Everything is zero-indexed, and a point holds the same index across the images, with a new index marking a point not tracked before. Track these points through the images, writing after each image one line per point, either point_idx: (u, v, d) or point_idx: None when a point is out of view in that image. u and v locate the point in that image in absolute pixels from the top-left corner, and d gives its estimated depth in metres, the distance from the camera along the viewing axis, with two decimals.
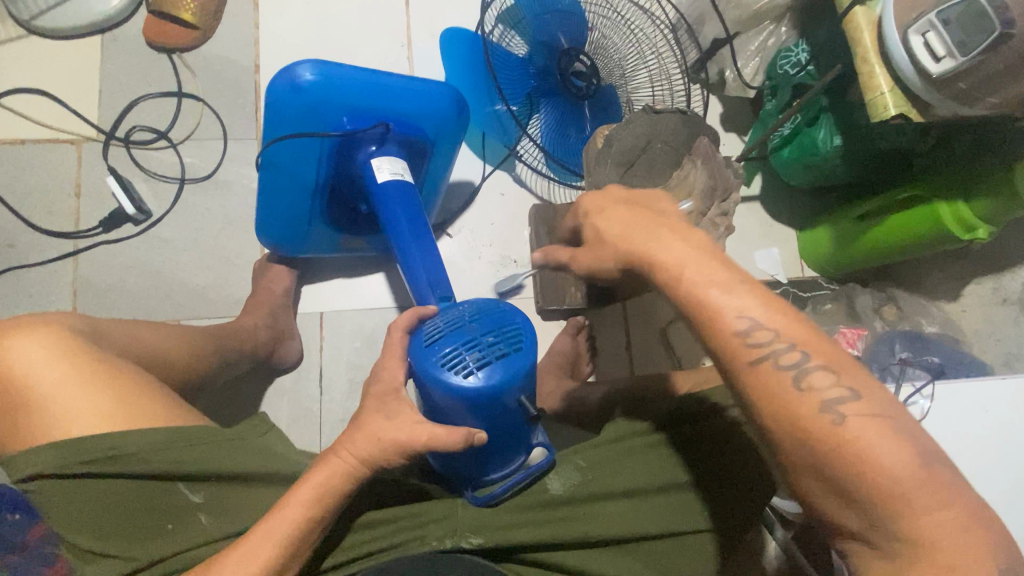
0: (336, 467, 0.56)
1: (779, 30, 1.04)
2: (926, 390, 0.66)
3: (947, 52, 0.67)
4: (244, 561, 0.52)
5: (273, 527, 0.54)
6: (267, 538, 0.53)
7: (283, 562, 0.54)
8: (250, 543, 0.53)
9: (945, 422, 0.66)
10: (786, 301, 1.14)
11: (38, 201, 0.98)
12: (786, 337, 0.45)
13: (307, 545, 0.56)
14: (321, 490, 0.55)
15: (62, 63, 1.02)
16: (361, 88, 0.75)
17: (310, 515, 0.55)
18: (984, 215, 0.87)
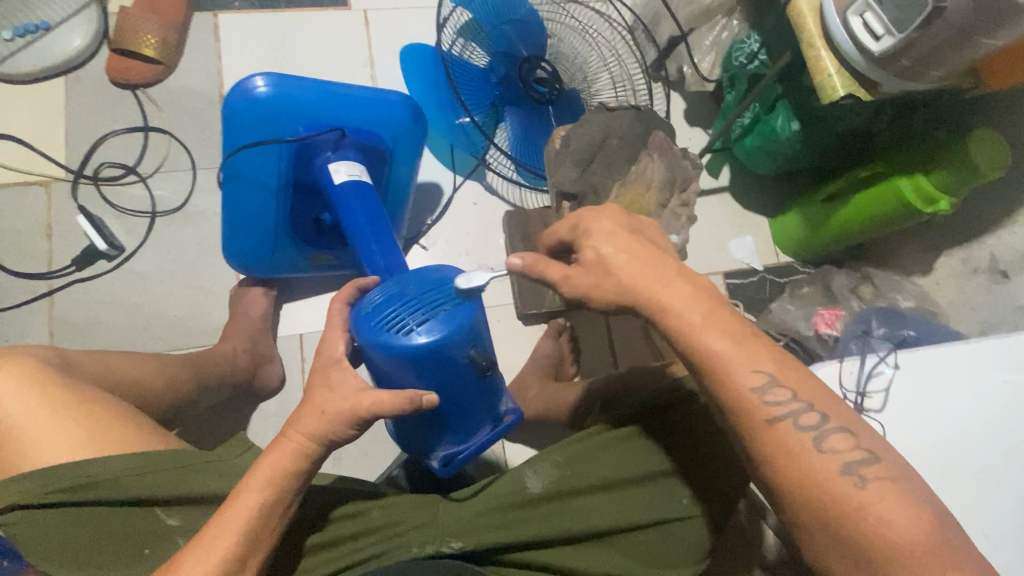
0: (288, 453, 0.55)
1: (731, 23, 1.05)
2: (891, 358, 0.67)
3: (886, 30, 0.69)
4: (199, 558, 0.51)
5: (227, 520, 0.52)
6: (226, 527, 0.52)
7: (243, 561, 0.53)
8: (204, 545, 0.52)
9: (914, 389, 0.66)
10: (763, 288, 1.17)
11: (10, 245, 0.98)
12: (801, 396, 0.49)
13: (269, 534, 0.54)
14: (278, 477, 0.55)
15: (27, 106, 1.03)
16: (313, 94, 0.77)
17: (267, 498, 0.54)
18: (944, 188, 0.88)
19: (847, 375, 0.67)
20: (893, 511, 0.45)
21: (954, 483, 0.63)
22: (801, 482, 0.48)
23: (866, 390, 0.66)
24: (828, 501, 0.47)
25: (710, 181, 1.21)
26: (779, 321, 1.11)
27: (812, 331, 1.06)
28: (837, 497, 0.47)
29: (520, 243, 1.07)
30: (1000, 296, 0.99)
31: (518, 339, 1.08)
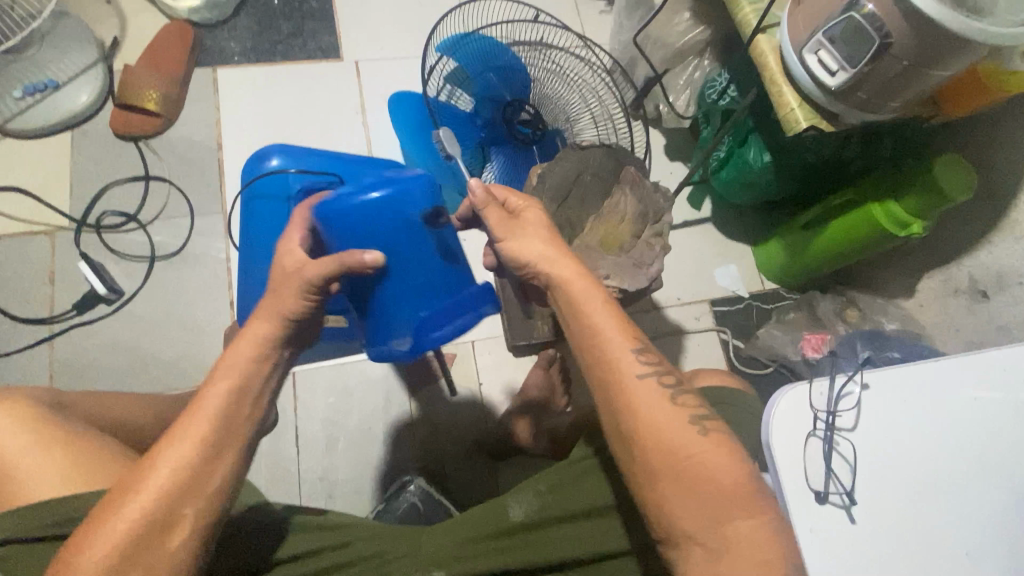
0: (219, 397, 0.54)
1: (703, 63, 1.11)
2: (859, 377, 0.68)
3: (839, 67, 0.73)
4: (177, 447, 0.51)
5: (196, 415, 0.53)
6: (197, 422, 0.52)
7: (178, 513, 0.51)
8: (132, 496, 0.50)
9: (885, 408, 0.67)
10: (750, 314, 1.18)
11: (14, 292, 1.01)
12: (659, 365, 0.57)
13: (243, 424, 0.54)
14: (214, 424, 0.53)
15: (34, 159, 1.08)
16: (326, 162, 0.94)
17: (233, 386, 0.54)
18: (916, 212, 0.91)
19: (818, 396, 0.67)
20: (722, 463, 0.53)
21: (927, 501, 0.64)
22: (655, 443, 0.54)
23: (837, 410, 0.66)
24: (675, 455, 0.53)
25: (693, 212, 1.24)
26: (766, 346, 1.14)
27: (800, 355, 1.11)
28: (678, 452, 0.53)
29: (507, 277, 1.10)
30: (980, 316, 1.00)
31: (508, 371, 1.10)
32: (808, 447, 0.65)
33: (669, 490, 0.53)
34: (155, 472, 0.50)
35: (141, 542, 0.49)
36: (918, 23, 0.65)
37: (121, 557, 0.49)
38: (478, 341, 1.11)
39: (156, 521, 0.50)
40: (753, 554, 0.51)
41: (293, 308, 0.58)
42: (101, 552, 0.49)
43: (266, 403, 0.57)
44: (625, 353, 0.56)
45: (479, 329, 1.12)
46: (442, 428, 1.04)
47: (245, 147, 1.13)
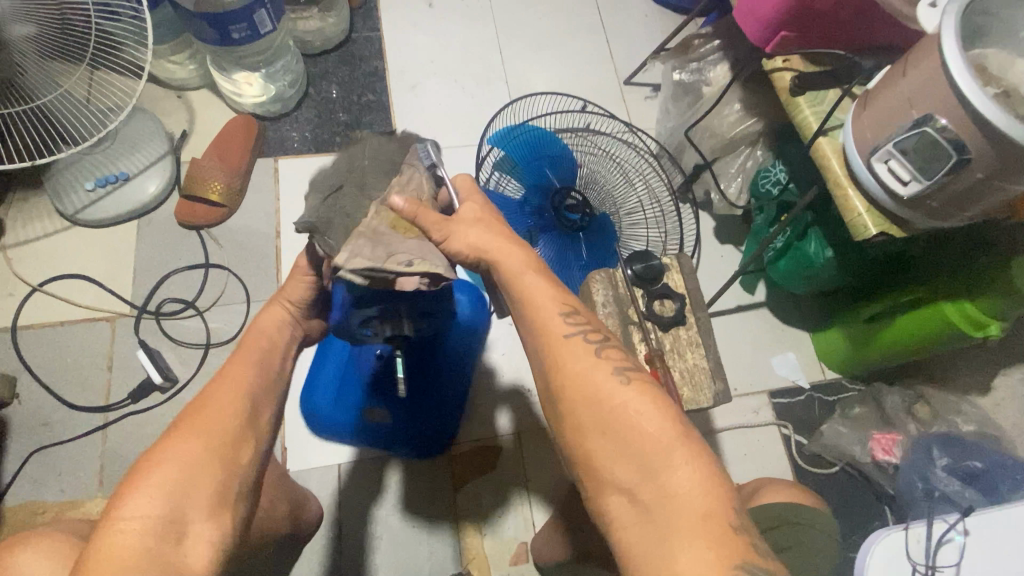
0: (254, 349, 0.67)
1: (755, 153, 1.11)
2: (960, 525, 0.72)
3: (912, 177, 0.71)
4: (231, 381, 0.62)
5: (241, 359, 0.65)
6: (243, 364, 0.64)
7: (240, 434, 0.58)
8: (200, 419, 0.57)
9: (986, 557, 0.71)
10: (812, 407, 1.12)
11: (73, 379, 1.03)
12: (589, 323, 0.59)
13: (275, 374, 0.66)
14: (253, 365, 0.65)
15: (101, 246, 1.12)
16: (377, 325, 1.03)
17: (269, 342, 0.68)
18: (992, 312, 0.86)
19: (915, 544, 0.72)
20: (648, 408, 0.53)
21: None
22: (589, 396, 0.54)
23: (936, 563, 0.71)
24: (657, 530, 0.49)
25: (746, 297, 1.21)
26: (832, 445, 1.07)
27: (870, 458, 1.04)
28: (611, 403, 0.54)
29: None
30: None
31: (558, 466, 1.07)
32: None
33: (593, 434, 0.53)
34: (213, 397, 0.59)
35: (206, 455, 0.55)
36: (1000, 141, 0.63)
37: (194, 470, 0.54)
38: (526, 432, 1.08)
39: (223, 440, 0.57)
40: (690, 503, 0.49)
41: (297, 296, 0.73)
42: (172, 466, 0.53)
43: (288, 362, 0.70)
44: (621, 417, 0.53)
45: (527, 419, 1.09)
46: (488, 528, 1.01)
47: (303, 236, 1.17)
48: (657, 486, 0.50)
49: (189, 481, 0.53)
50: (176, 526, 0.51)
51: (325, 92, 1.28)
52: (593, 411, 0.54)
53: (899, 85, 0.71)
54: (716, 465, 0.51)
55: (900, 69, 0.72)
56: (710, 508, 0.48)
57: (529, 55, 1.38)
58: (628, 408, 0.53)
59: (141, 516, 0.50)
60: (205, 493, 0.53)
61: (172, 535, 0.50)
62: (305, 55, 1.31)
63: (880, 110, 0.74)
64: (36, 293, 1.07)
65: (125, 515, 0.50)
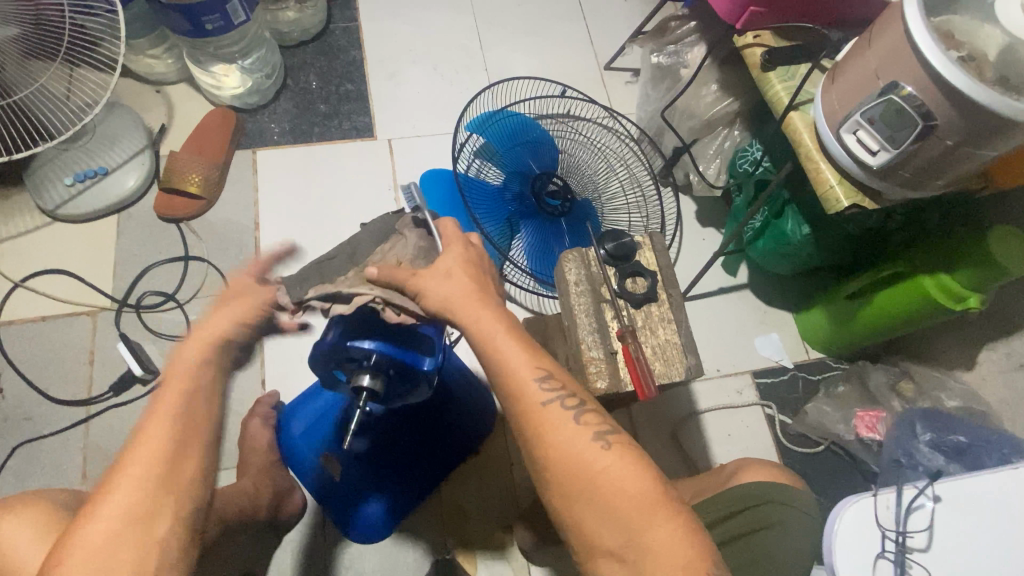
0: (175, 398, 0.58)
1: (732, 133, 1.10)
2: (929, 490, 0.73)
3: (880, 146, 0.71)
4: (148, 443, 0.56)
5: (159, 409, 0.58)
6: (159, 418, 0.57)
7: (155, 510, 0.54)
8: (121, 485, 0.54)
9: (955, 522, 0.71)
10: (796, 386, 1.12)
11: (54, 374, 1.03)
12: (566, 387, 0.58)
13: (198, 421, 0.58)
14: (172, 420, 0.57)
15: (81, 241, 1.12)
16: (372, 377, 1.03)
17: (192, 382, 0.59)
18: (970, 285, 0.86)
19: (884, 512, 0.72)
20: (629, 471, 0.55)
21: None
22: (572, 465, 0.56)
23: (908, 529, 0.71)
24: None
25: (729, 279, 1.20)
26: (816, 424, 1.07)
27: (854, 435, 1.05)
28: (592, 468, 0.55)
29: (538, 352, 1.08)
30: None
31: None
32: (877, 567, 0.71)
33: (581, 501, 0.55)
34: (132, 463, 0.55)
35: (122, 541, 0.53)
36: (962, 105, 0.63)
37: (109, 557, 0.52)
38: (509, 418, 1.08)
39: (139, 520, 0.53)
40: (668, 556, 0.52)
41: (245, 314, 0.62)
42: (90, 547, 0.52)
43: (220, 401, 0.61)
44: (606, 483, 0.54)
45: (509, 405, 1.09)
46: (471, 512, 1.01)
47: (283, 226, 1.16)
48: (639, 545, 0.53)
49: (104, 566, 0.52)
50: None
51: (302, 83, 1.28)
52: (579, 477, 0.55)
53: (866, 54, 0.71)
54: (693, 519, 0.55)
55: (866, 38, 0.72)
56: (689, 560, 0.52)
57: (508, 42, 1.37)
58: (610, 471, 0.55)
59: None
60: None
61: None
62: (282, 47, 1.30)
63: (848, 80, 0.73)
64: (18, 289, 1.07)
65: None
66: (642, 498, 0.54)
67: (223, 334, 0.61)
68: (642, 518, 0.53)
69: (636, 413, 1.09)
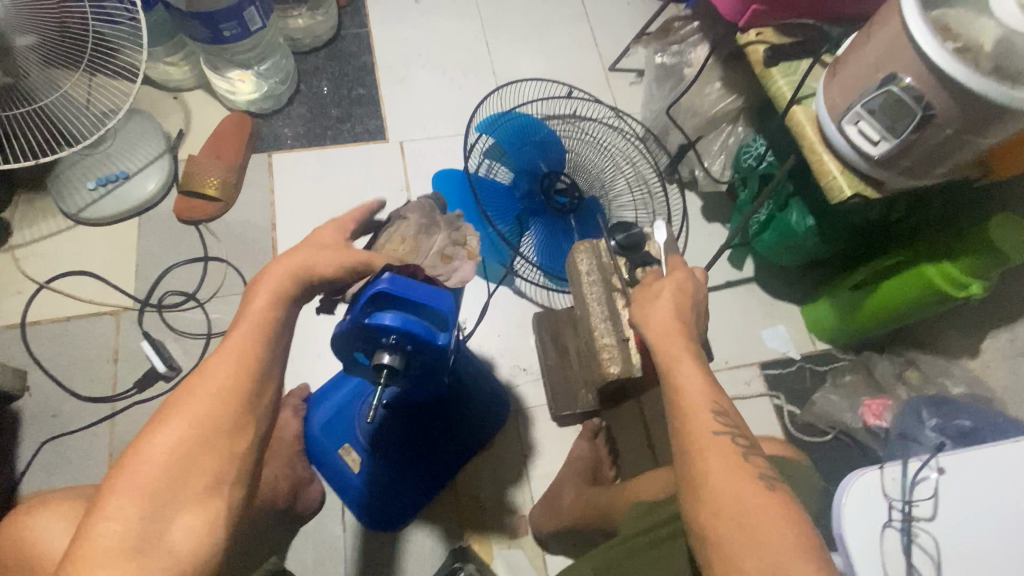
0: (257, 325, 0.56)
1: (737, 129, 1.13)
2: (933, 462, 0.71)
3: (882, 136, 0.73)
4: (229, 356, 0.54)
5: (243, 327, 0.56)
6: (242, 335, 0.55)
7: (239, 425, 0.52)
8: (187, 408, 0.50)
9: (960, 494, 0.70)
10: (803, 376, 1.14)
11: (80, 372, 1.06)
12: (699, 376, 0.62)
13: (277, 351, 0.57)
14: (256, 338, 0.55)
15: (104, 243, 1.15)
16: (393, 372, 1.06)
17: (272, 310, 0.58)
18: (974, 273, 0.87)
19: (890, 484, 0.70)
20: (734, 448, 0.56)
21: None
22: (685, 427, 0.58)
23: (913, 499, 0.68)
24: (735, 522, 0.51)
25: (736, 273, 1.23)
26: (824, 413, 1.09)
27: (861, 423, 1.06)
28: (701, 433, 0.57)
29: (549, 345, 1.10)
30: None
31: (554, 442, 1.09)
32: (883, 538, 0.67)
33: (719, 455, 0.55)
34: (209, 372, 0.53)
35: (204, 449, 0.50)
36: (959, 94, 0.65)
37: (186, 468, 0.48)
38: (522, 410, 1.11)
39: (221, 432, 0.51)
40: (761, 517, 0.50)
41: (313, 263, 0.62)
42: (153, 463, 0.48)
43: (287, 341, 0.59)
44: (712, 443, 0.56)
45: (522, 398, 1.11)
46: (485, 502, 1.04)
47: (298, 227, 1.20)
48: (734, 504, 0.52)
49: (181, 474, 0.48)
50: (157, 533, 0.46)
51: (316, 88, 1.32)
52: (727, 453, 0.55)
53: (865, 48, 0.73)
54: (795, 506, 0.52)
55: (865, 33, 0.74)
56: (778, 525, 0.50)
57: (514, 45, 1.40)
58: (718, 438, 0.56)
59: (124, 519, 0.45)
60: (199, 488, 0.48)
61: (155, 535, 0.45)
62: (295, 53, 1.34)
63: (848, 74, 0.76)
64: (43, 290, 1.10)
65: (108, 512, 0.45)
66: (735, 466, 0.54)
67: (304, 286, 0.61)
68: (738, 478, 0.53)
69: (647, 404, 1.11)
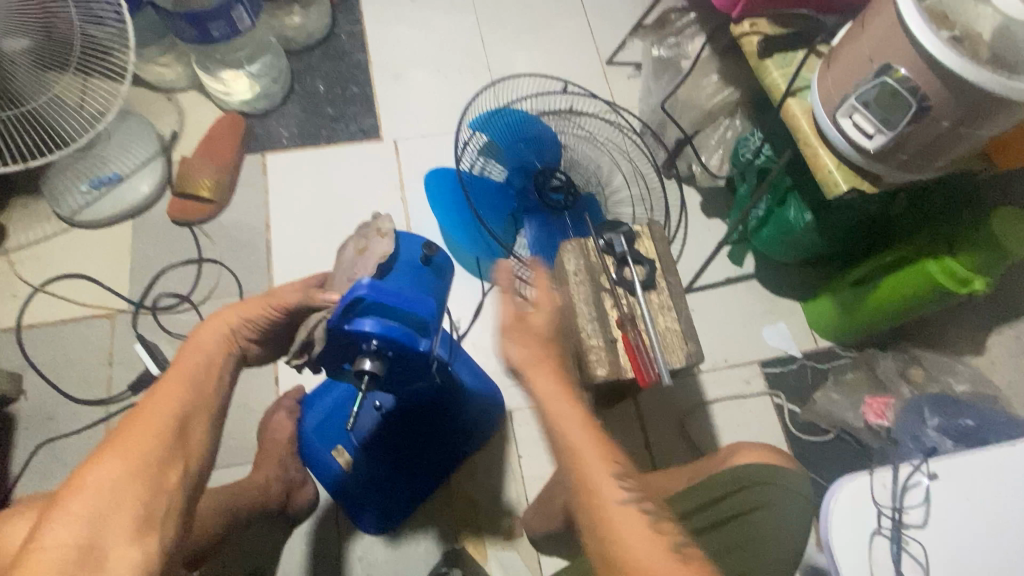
0: (188, 371, 0.64)
1: (734, 123, 1.11)
2: (926, 467, 0.71)
3: (877, 129, 0.71)
4: (166, 399, 0.60)
5: (177, 374, 0.63)
6: (177, 380, 0.63)
7: (171, 457, 0.57)
8: (128, 442, 0.56)
9: (954, 500, 0.70)
10: (804, 375, 1.12)
11: (75, 374, 1.07)
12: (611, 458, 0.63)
13: (209, 393, 0.64)
14: (187, 383, 0.63)
15: (99, 246, 1.16)
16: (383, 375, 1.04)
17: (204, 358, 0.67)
18: (975, 268, 0.85)
19: (881, 489, 0.71)
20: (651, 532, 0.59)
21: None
22: (608, 526, 0.59)
23: (903, 506, 0.69)
24: None
25: (736, 269, 1.20)
26: (825, 412, 1.07)
27: (863, 422, 1.04)
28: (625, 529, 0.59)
29: None
30: None
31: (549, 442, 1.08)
32: (873, 545, 0.68)
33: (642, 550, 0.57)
34: (147, 413, 0.59)
35: (136, 478, 0.54)
36: (955, 85, 0.63)
37: (119, 497, 0.53)
38: (517, 411, 1.10)
39: (155, 462, 0.56)
40: None
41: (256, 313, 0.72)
42: (93, 493, 0.52)
43: (223, 385, 0.67)
44: (633, 540, 0.58)
45: (518, 398, 1.10)
46: (480, 504, 1.03)
47: (291, 227, 1.19)
48: None
49: (113, 504, 0.52)
50: (97, 554, 0.50)
51: (309, 86, 1.31)
52: (649, 544, 0.58)
53: (858, 39, 0.71)
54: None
55: (860, 23, 0.72)
56: None
57: (510, 40, 1.38)
58: (638, 528, 0.59)
59: (60, 543, 0.49)
60: (130, 516, 0.52)
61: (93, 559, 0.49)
62: (289, 52, 1.33)
63: (843, 65, 0.74)
64: (37, 294, 1.11)
65: (45, 542, 0.49)
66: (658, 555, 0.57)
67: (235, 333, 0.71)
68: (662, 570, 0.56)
69: (644, 404, 1.10)
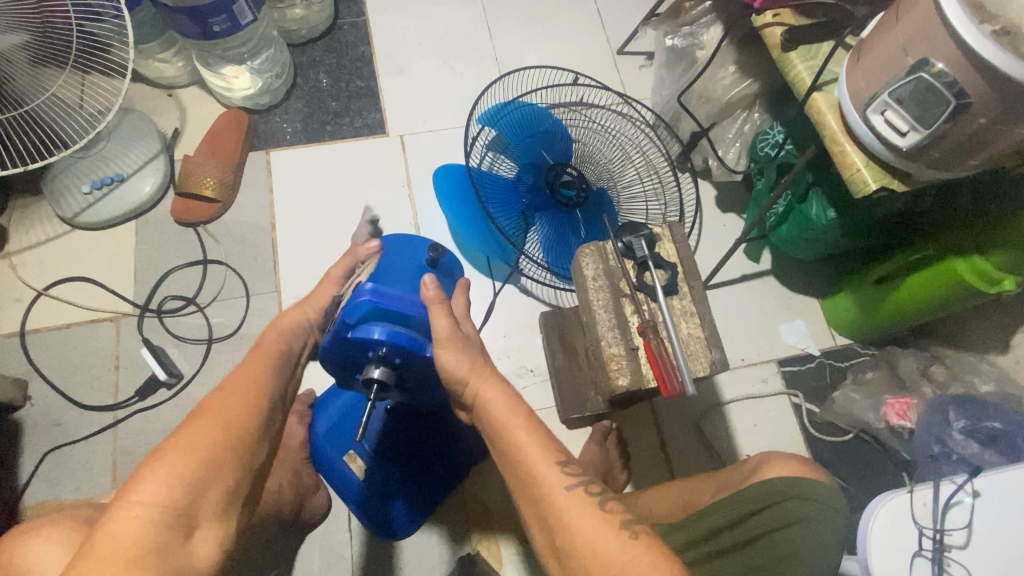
0: (272, 353, 0.66)
1: (752, 116, 1.07)
2: (968, 485, 0.72)
3: (910, 127, 0.68)
4: (252, 375, 0.62)
5: (259, 354, 0.65)
6: (260, 359, 0.64)
7: (259, 430, 0.58)
8: (221, 405, 0.57)
9: (997, 518, 0.71)
10: (823, 374, 1.10)
11: (81, 379, 1.05)
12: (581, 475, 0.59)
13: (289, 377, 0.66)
14: (270, 364, 0.65)
15: (102, 248, 1.13)
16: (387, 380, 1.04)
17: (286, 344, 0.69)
18: (1004, 267, 0.83)
19: (922, 508, 0.71)
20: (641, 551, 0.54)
21: None
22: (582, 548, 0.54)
23: (946, 526, 0.70)
24: None
25: (752, 266, 1.18)
26: (844, 411, 1.05)
27: (884, 423, 1.01)
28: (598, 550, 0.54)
29: (557, 345, 1.07)
30: None
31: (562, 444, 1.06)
32: (914, 565, 0.69)
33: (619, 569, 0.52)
34: (231, 386, 0.60)
35: (230, 440, 0.55)
36: (997, 82, 0.60)
37: (216, 458, 0.53)
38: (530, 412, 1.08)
39: (246, 431, 0.57)
40: None
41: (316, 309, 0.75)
42: (187, 453, 0.52)
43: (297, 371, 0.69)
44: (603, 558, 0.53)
45: (530, 400, 1.09)
46: (493, 507, 1.01)
47: (297, 227, 1.17)
48: None
49: (211, 462, 0.53)
50: (191, 516, 0.50)
51: (313, 81, 1.27)
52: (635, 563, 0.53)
53: (892, 31, 0.68)
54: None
55: (893, 13, 0.68)
56: None
57: (518, 31, 1.35)
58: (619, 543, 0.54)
59: (156, 496, 0.49)
60: (223, 484, 0.53)
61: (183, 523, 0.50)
62: (291, 46, 1.30)
63: (874, 59, 0.70)
64: (40, 298, 1.09)
65: (140, 493, 0.49)
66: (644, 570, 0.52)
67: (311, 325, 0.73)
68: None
69: (659, 405, 1.08)
